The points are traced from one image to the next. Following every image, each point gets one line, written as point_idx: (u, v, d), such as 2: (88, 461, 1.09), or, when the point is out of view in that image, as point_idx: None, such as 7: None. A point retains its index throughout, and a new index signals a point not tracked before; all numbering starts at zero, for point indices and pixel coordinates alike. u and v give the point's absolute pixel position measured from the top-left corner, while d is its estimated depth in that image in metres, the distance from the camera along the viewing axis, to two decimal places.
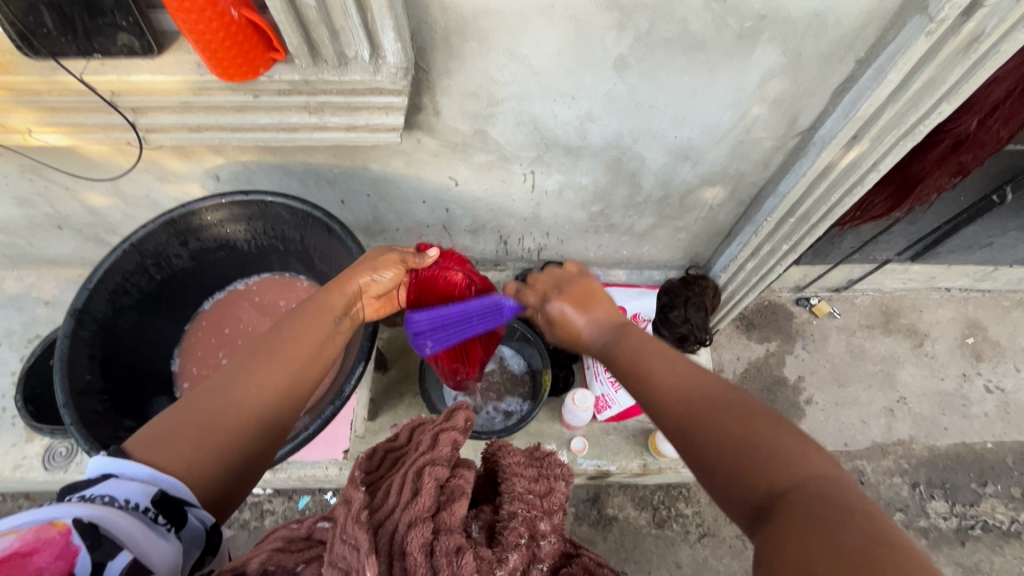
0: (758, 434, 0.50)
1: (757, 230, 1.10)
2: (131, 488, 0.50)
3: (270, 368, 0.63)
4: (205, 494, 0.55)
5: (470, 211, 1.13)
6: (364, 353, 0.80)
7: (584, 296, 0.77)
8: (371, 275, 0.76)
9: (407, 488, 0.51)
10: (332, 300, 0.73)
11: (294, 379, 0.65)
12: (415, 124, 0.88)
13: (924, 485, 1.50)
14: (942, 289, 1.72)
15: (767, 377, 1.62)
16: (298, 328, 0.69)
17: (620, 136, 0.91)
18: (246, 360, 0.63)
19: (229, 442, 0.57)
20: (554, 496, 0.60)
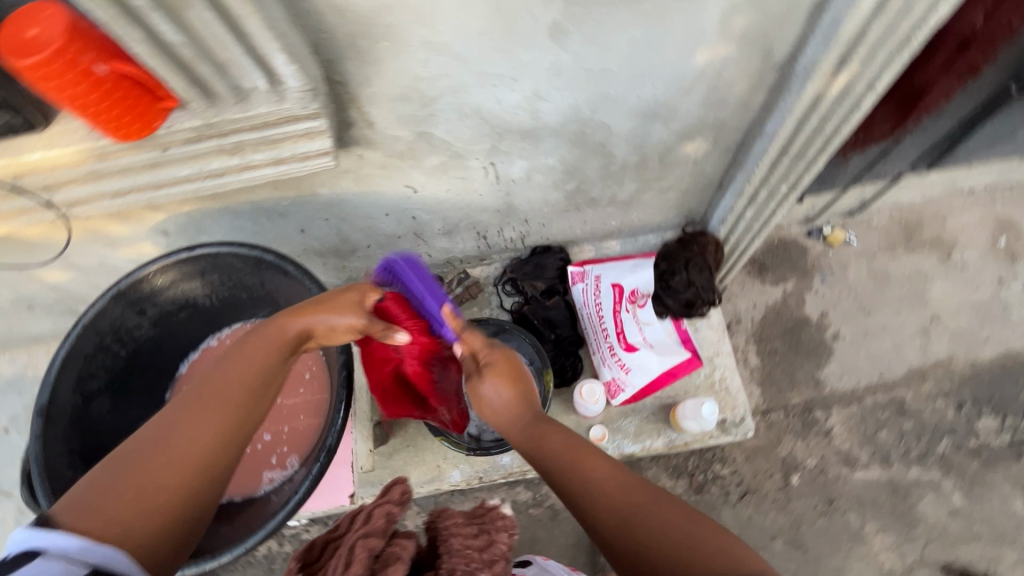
0: (691, 530, 0.56)
1: (750, 177, 1.00)
2: (57, 569, 0.46)
3: (212, 413, 0.58)
4: (146, 560, 0.51)
5: (438, 214, 1.05)
6: (340, 403, 0.75)
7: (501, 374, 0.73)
8: (333, 311, 0.68)
9: (340, 561, 0.50)
10: (280, 330, 0.66)
11: (240, 422, 0.59)
12: (351, 140, 0.80)
13: (971, 403, 1.42)
14: (966, 191, 1.59)
15: (789, 319, 1.53)
16: (243, 366, 0.62)
17: (578, 109, 0.81)
18: (184, 409, 0.58)
19: (171, 503, 0.53)
20: (496, 550, 0.60)
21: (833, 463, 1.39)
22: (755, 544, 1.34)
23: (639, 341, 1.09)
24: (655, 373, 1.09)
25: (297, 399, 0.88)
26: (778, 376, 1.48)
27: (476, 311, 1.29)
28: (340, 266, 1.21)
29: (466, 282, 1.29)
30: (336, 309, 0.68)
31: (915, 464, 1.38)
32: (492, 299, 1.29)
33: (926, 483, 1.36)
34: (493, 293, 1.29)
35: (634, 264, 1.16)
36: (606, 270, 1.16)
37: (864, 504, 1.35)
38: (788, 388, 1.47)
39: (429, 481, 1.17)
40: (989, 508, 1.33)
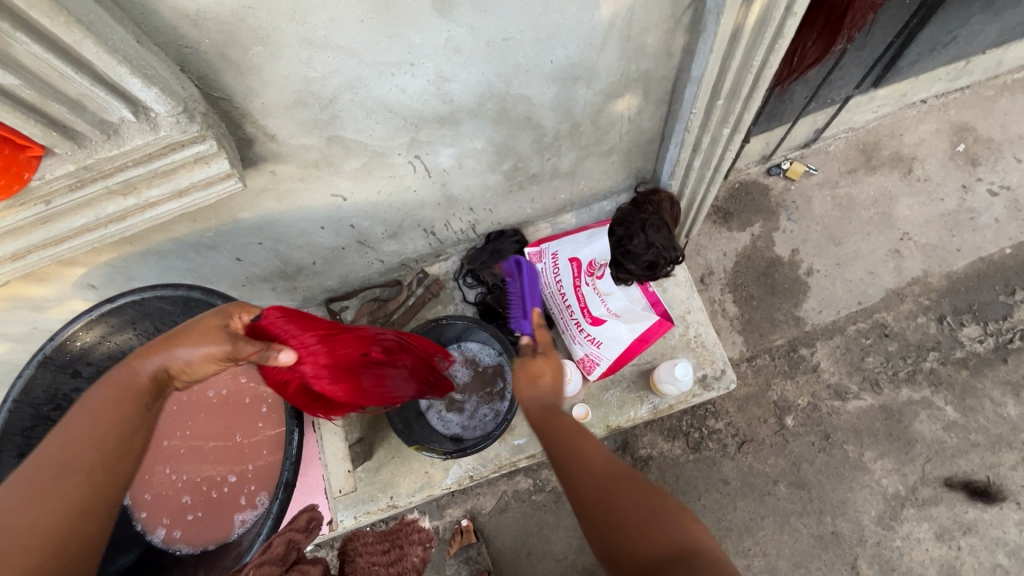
0: (667, 513, 0.57)
1: (688, 126, 0.96)
2: None
3: (57, 490, 0.56)
4: None
5: (377, 218, 1.01)
6: (292, 433, 0.75)
7: (540, 370, 0.79)
8: (188, 347, 0.64)
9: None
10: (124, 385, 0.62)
11: (92, 492, 0.58)
12: (257, 157, 0.75)
13: (952, 315, 1.41)
14: (918, 103, 1.56)
15: (761, 262, 1.51)
16: (92, 421, 0.60)
17: (490, 85, 0.77)
18: (39, 484, 0.56)
19: None
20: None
21: (824, 398, 1.38)
22: (759, 492, 1.33)
23: (604, 312, 1.04)
24: (627, 342, 1.05)
25: (256, 436, 0.87)
26: (758, 321, 1.46)
27: (441, 309, 1.25)
28: (291, 288, 1.16)
29: (426, 281, 1.24)
30: (195, 347, 0.64)
31: (905, 384, 1.37)
32: (456, 294, 1.26)
33: (918, 402, 1.35)
34: (456, 288, 1.26)
35: (589, 234, 1.09)
36: (561, 247, 1.11)
37: (861, 433, 1.34)
38: (770, 332, 1.45)
39: (420, 489, 1.14)
40: (984, 415, 1.32)
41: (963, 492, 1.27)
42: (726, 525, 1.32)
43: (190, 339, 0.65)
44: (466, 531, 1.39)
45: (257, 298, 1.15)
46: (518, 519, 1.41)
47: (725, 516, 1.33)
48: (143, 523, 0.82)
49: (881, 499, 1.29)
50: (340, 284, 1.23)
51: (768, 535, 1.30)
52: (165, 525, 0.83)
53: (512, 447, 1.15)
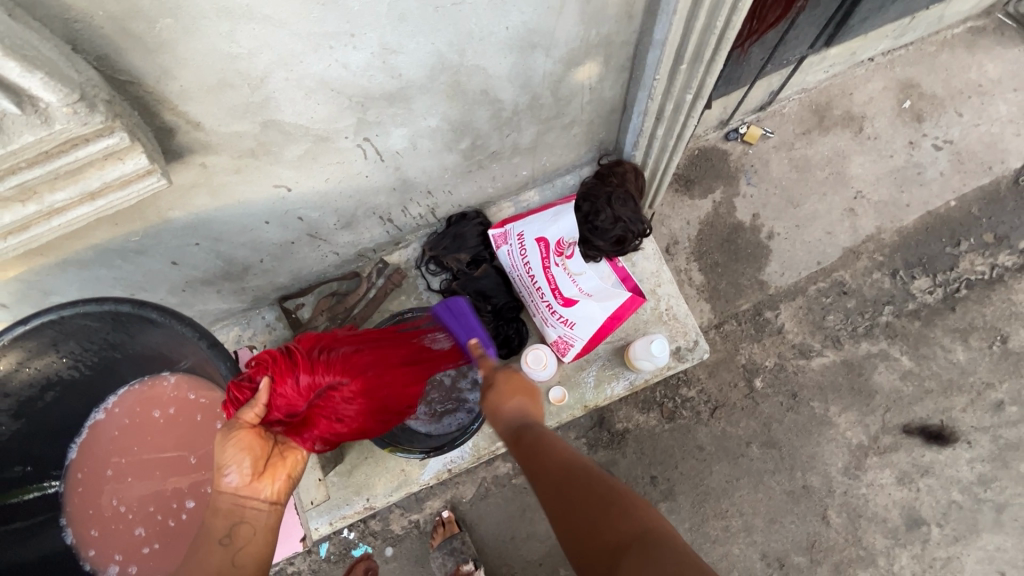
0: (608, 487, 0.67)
1: (650, 94, 0.92)
2: None
3: None
4: None
5: (328, 208, 0.93)
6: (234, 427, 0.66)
7: (507, 391, 0.85)
8: (230, 465, 0.66)
9: None
10: (215, 527, 0.66)
11: None
12: (180, 148, 0.66)
13: (904, 269, 1.45)
14: (867, 61, 1.58)
15: (723, 229, 1.51)
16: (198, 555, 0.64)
17: (441, 55, 0.70)
18: None
19: None
20: None
21: (790, 357, 1.42)
22: (733, 455, 1.36)
23: (575, 293, 1.00)
24: (600, 322, 1.02)
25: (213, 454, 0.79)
26: (724, 288, 1.47)
27: (405, 299, 1.19)
28: (239, 289, 1.07)
29: (386, 271, 1.18)
30: (219, 454, 0.66)
31: (864, 339, 1.41)
32: (418, 283, 1.20)
33: (877, 354, 1.40)
34: (418, 276, 1.20)
35: (555, 211, 1.04)
36: (527, 226, 1.06)
37: (826, 389, 1.39)
38: (736, 297, 1.47)
39: (397, 487, 1.10)
40: (936, 362, 1.37)
41: (920, 437, 1.33)
42: (704, 490, 1.35)
43: (228, 459, 0.66)
44: (448, 522, 1.37)
45: (201, 303, 1.06)
46: (500, 504, 1.40)
47: (702, 482, 1.35)
48: (92, 561, 0.75)
49: (846, 451, 1.34)
50: (293, 281, 1.15)
51: (744, 496, 1.34)
52: (118, 561, 0.75)
53: (491, 436, 1.12)
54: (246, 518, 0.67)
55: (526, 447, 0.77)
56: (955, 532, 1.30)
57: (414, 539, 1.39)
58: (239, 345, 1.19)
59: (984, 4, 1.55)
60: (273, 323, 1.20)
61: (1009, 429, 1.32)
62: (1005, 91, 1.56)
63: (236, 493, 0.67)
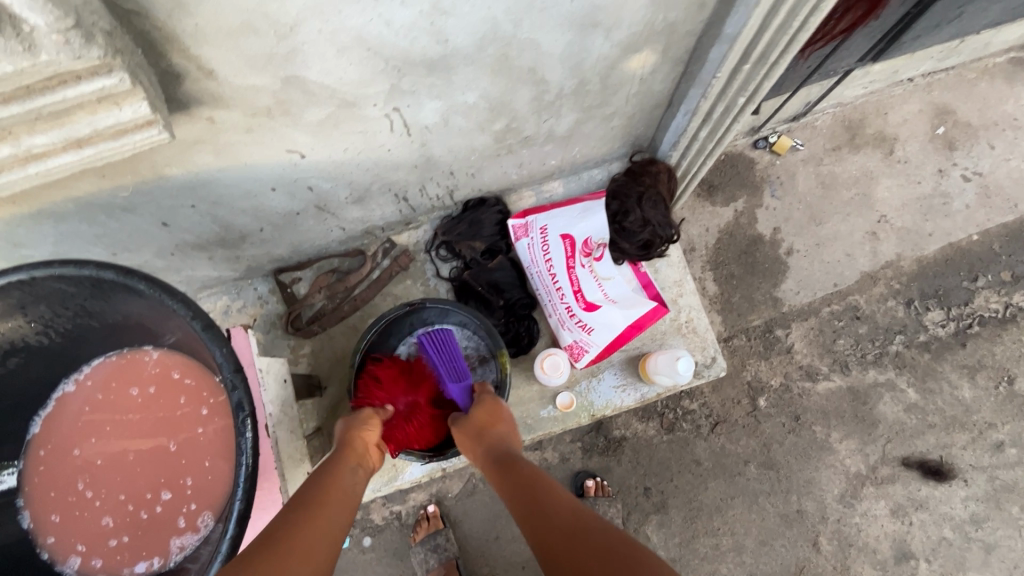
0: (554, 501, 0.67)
1: (705, 93, 0.85)
2: None
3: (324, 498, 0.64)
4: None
5: (342, 180, 0.85)
6: (241, 420, 0.57)
7: (485, 423, 0.84)
8: (371, 426, 0.79)
9: None
10: (348, 454, 0.73)
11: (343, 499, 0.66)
12: (188, 99, 0.57)
13: (919, 299, 1.43)
14: (906, 81, 1.52)
15: (742, 240, 1.46)
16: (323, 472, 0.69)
17: (495, 23, 0.61)
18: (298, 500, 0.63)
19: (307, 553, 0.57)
20: None
21: (796, 379, 1.39)
22: (730, 473, 1.33)
23: (599, 298, 0.96)
24: (620, 330, 0.97)
25: (195, 442, 0.70)
26: (737, 301, 1.43)
27: (410, 284, 1.12)
28: (233, 257, 0.98)
29: (393, 252, 1.12)
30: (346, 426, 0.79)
31: (872, 366, 1.39)
32: (426, 269, 1.12)
33: (883, 384, 1.37)
34: (426, 262, 1.12)
35: (584, 208, 0.98)
36: (551, 220, 0.99)
37: (829, 414, 1.36)
38: (748, 312, 1.43)
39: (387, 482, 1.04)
40: (941, 397, 1.35)
41: (918, 471, 1.32)
42: (697, 506, 1.32)
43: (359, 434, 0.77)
44: (432, 516, 1.32)
45: (190, 268, 0.97)
46: (486, 502, 1.35)
47: (696, 497, 1.32)
48: (50, 551, 0.67)
49: (844, 478, 1.32)
50: (292, 253, 1.06)
51: (736, 515, 1.31)
52: (81, 553, 0.68)
53: None
54: (365, 464, 0.74)
55: (503, 472, 0.76)
56: (941, 567, 1.30)
57: (394, 531, 1.33)
58: (227, 316, 1.11)
59: None
60: (265, 296, 1.11)
61: (1006, 471, 1.31)
62: None
63: (364, 445, 0.77)
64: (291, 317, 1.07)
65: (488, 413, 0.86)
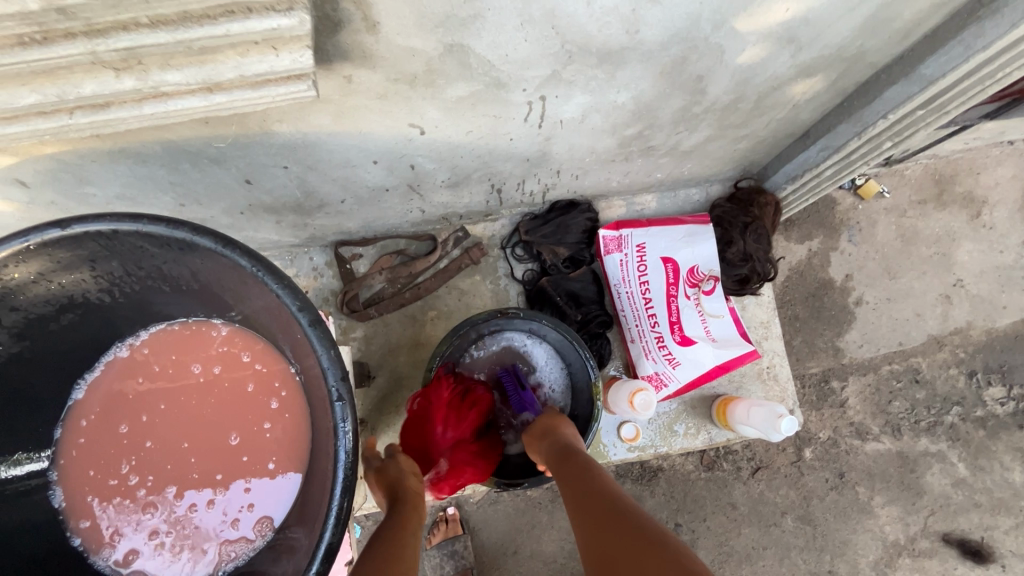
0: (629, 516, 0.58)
1: (859, 132, 0.77)
2: None
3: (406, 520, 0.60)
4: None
5: (447, 163, 0.75)
6: (342, 434, 0.49)
7: (554, 426, 0.79)
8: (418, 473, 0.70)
9: None
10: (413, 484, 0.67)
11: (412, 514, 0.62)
12: (336, 52, 0.47)
13: (981, 372, 1.38)
14: (1005, 143, 1.45)
15: (812, 283, 1.39)
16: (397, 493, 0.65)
17: (695, 20, 0.53)
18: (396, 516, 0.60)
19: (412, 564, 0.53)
20: None
21: (845, 435, 1.34)
22: (765, 521, 1.28)
23: (697, 333, 0.90)
24: (706, 368, 0.90)
25: (258, 439, 0.62)
26: (797, 345, 1.37)
27: (478, 280, 1.03)
28: (300, 225, 0.89)
29: (464, 242, 1.03)
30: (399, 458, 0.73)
31: (925, 435, 1.34)
32: (498, 267, 1.03)
33: (934, 454, 1.32)
34: (499, 259, 1.03)
35: (688, 232, 0.91)
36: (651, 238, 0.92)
37: (874, 476, 1.31)
38: (807, 358, 1.36)
39: None
40: (991, 477, 1.31)
41: (957, 549, 1.28)
42: (726, 550, 1.27)
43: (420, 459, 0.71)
44: (452, 520, 1.25)
45: (253, 229, 0.87)
46: (508, 514, 1.28)
47: (727, 541, 1.28)
48: (83, 538, 0.60)
49: (880, 545, 1.28)
50: (361, 228, 0.97)
51: (765, 566, 1.27)
52: (120, 543, 0.61)
53: None
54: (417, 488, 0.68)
55: (571, 467, 0.69)
56: None
57: None
58: None
59: None
60: (321, 268, 1.02)
61: None
62: None
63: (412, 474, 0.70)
64: (348, 297, 0.98)
65: (561, 420, 0.81)
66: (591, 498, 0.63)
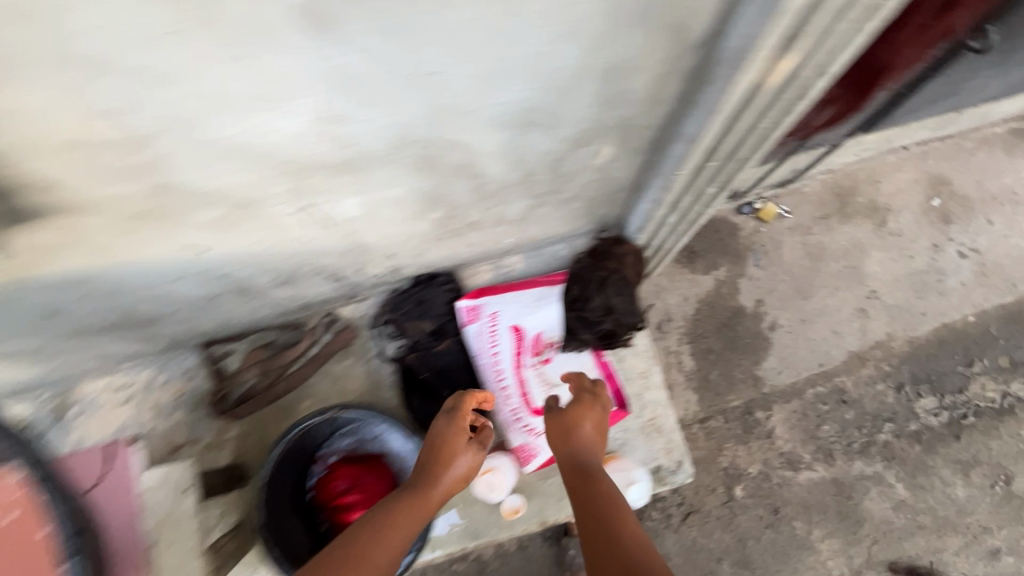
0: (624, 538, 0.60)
1: (668, 185, 0.77)
2: None
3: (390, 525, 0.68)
4: None
5: (260, 267, 0.76)
6: None
7: (575, 420, 0.78)
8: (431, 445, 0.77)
9: None
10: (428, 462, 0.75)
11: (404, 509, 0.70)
12: (38, 210, 0.48)
13: (910, 384, 1.33)
14: (899, 149, 1.45)
15: (723, 312, 1.37)
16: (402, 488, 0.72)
17: (409, 125, 0.53)
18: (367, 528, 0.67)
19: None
20: None
21: (776, 467, 1.29)
22: (702, 571, 1.23)
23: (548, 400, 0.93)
24: None
25: None
26: (715, 379, 1.33)
27: (352, 363, 1.02)
28: (148, 336, 0.89)
29: (336, 325, 1.02)
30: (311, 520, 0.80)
31: (859, 457, 1.29)
32: (370, 347, 1.02)
33: (871, 477, 1.27)
34: (371, 339, 1.03)
35: (538, 296, 0.96)
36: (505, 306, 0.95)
37: (811, 508, 1.25)
38: (726, 391, 1.33)
39: None
40: (933, 496, 1.25)
41: None
42: None
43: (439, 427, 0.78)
44: None
45: (99, 347, 0.87)
46: None
47: None
48: None
49: None
50: (221, 328, 0.97)
51: None
52: None
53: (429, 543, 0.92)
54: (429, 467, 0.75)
55: (584, 481, 0.70)
56: None
57: None
58: (149, 391, 1.01)
59: None
60: (193, 370, 1.02)
61: None
62: None
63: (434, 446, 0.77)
64: (217, 398, 0.97)
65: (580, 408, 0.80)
66: (589, 512, 0.66)
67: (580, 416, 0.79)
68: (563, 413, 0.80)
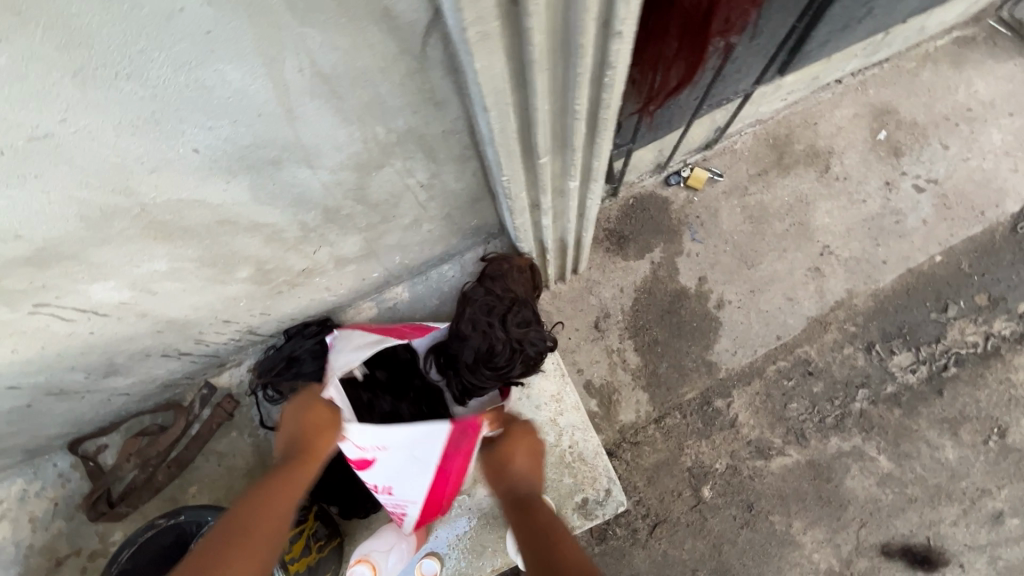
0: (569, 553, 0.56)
1: (509, 190, 0.65)
2: None
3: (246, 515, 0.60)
4: None
5: (54, 369, 0.65)
6: None
7: (511, 451, 0.73)
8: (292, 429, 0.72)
9: None
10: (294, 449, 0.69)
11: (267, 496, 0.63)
12: None
13: (880, 342, 1.20)
14: (833, 83, 1.29)
15: (664, 298, 1.24)
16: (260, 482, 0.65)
17: (85, 195, 0.42)
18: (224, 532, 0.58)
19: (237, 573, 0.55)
20: None
21: (745, 458, 1.17)
22: None
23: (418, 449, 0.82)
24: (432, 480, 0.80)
25: None
26: (665, 373, 1.21)
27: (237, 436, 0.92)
28: None
29: (214, 399, 0.93)
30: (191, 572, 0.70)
31: (834, 433, 1.16)
32: (252, 414, 0.93)
33: (849, 453, 1.15)
34: (253, 405, 0.93)
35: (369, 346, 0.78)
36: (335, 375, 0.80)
37: (788, 498, 1.14)
38: (679, 384, 1.21)
39: None
40: (920, 463, 1.12)
41: (902, 560, 1.10)
42: None
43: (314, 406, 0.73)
44: None
45: None
46: None
47: None
48: None
49: None
50: (79, 425, 0.87)
51: None
52: None
53: None
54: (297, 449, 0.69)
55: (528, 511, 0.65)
56: None
57: None
58: (23, 504, 0.91)
59: (974, 9, 1.27)
60: (67, 473, 0.92)
61: (1009, 547, 1.09)
62: (999, 115, 1.29)
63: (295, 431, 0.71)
64: (88, 503, 0.87)
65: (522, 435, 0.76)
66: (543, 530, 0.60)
67: (513, 447, 0.74)
68: (496, 451, 0.75)
